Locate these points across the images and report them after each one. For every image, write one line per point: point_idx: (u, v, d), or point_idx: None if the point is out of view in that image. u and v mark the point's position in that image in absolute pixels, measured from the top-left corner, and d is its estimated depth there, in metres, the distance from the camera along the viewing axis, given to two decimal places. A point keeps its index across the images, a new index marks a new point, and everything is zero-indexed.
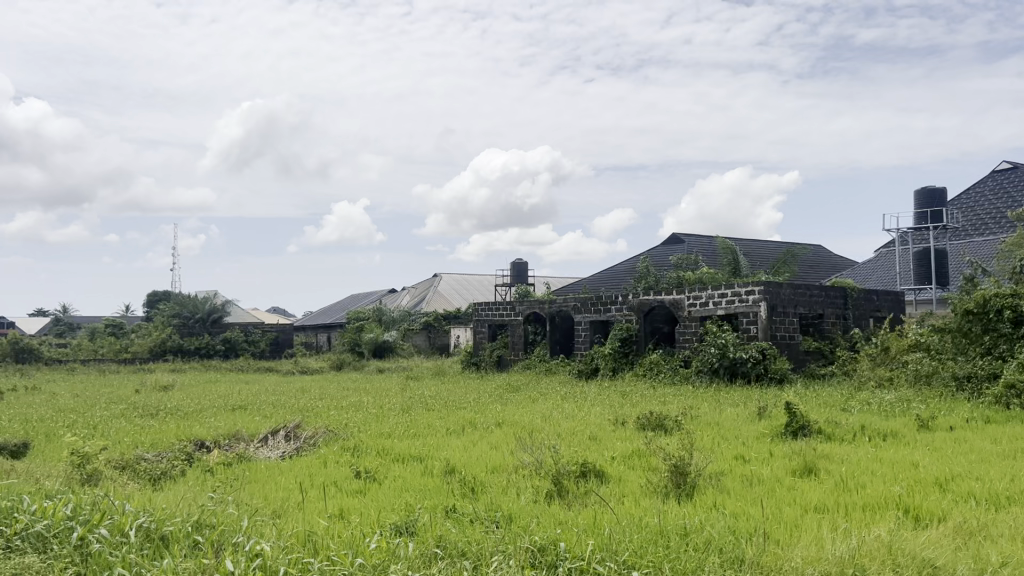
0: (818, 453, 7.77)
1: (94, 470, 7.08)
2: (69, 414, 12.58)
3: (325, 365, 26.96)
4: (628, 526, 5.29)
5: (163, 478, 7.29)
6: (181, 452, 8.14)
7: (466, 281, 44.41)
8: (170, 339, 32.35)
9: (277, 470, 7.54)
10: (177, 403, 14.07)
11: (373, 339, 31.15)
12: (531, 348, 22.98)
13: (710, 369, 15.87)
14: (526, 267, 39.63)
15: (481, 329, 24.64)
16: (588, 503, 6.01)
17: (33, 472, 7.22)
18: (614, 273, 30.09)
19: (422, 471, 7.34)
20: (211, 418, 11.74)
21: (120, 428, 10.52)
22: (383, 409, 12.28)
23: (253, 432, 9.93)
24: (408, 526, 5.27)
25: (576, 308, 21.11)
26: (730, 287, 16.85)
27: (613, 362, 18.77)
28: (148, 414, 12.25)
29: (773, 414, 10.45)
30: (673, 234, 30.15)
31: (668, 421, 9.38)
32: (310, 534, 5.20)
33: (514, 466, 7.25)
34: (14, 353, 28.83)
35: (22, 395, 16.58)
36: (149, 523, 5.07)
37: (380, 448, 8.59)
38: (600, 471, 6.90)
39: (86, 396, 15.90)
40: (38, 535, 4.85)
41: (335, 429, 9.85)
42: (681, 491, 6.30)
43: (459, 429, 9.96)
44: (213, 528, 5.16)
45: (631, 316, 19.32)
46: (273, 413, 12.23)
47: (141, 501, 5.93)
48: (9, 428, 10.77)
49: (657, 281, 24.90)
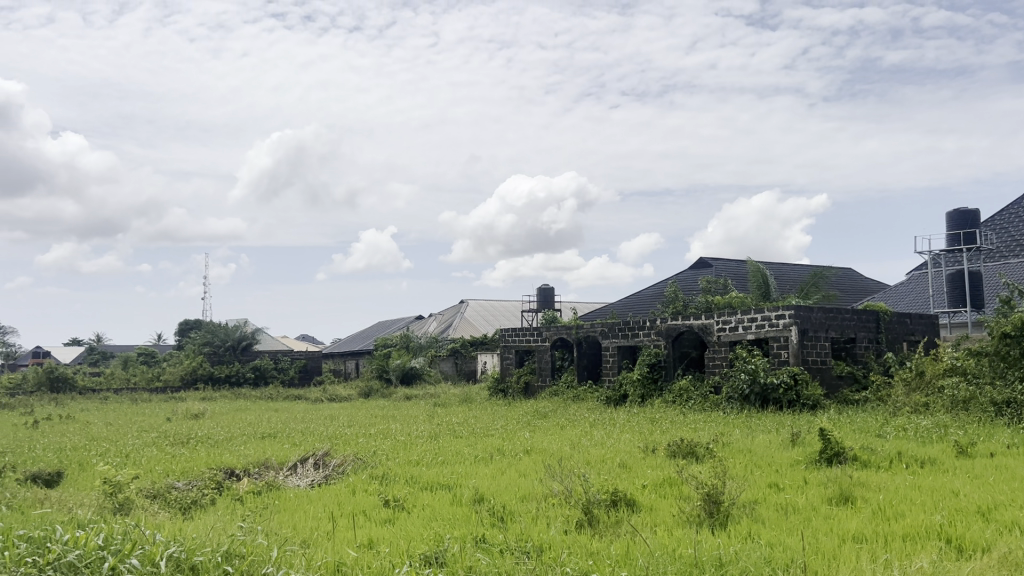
0: (854, 480, 7.60)
1: (126, 498, 7.14)
2: (102, 442, 12.69)
3: (353, 393, 27.04)
4: (661, 556, 5.19)
5: (193, 507, 7.31)
6: (211, 480, 8.18)
7: (494, 307, 44.51)
8: (201, 367, 32.63)
9: (306, 499, 7.53)
10: (208, 431, 14.11)
11: (400, 365, 31.33)
12: (558, 374, 22.85)
13: (741, 395, 15.66)
14: (553, 293, 39.60)
15: (508, 356, 24.57)
16: (620, 533, 5.93)
17: (65, 501, 7.28)
18: (642, 298, 29.89)
19: (450, 499, 7.30)
20: (240, 446, 11.76)
21: (151, 457, 10.59)
22: (411, 437, 12.26)
23: (282, 460, 9.94)
24: (438, 556, 5.22)
25: (604, 333, 21.02)
26: (760, 311, 16.66)
27: (641, 388, 18.62)
28: (179, 443, 12.34)
29: (806, 440, 10.28)
30: (701, 258, 29.98)
31: (699, 448, 9.26)
32: (339, 566, 5.15)
33: (544, 495, 7.19)
34: (49, 382, 29.26)
35: (57, 424, 16.75)
36: (180, 553, 5.06)
37: (408, 476, 8.56)
38: (630, 499, 6.80)
39: (119, 425, 16.07)
40: (69, 566, 4.87)
41: (363, 457, 9.83)
42: (715, 520, 6.19)
43: (487, 456, 9.90)
44: (242, 558, 5.14)
45: (660, 342, 19.18)
46: (301, 441, 12.23)
47: (172, 531, 5.95)
48: (44, 457, 10.90)
49: (686, 306, 24.74)
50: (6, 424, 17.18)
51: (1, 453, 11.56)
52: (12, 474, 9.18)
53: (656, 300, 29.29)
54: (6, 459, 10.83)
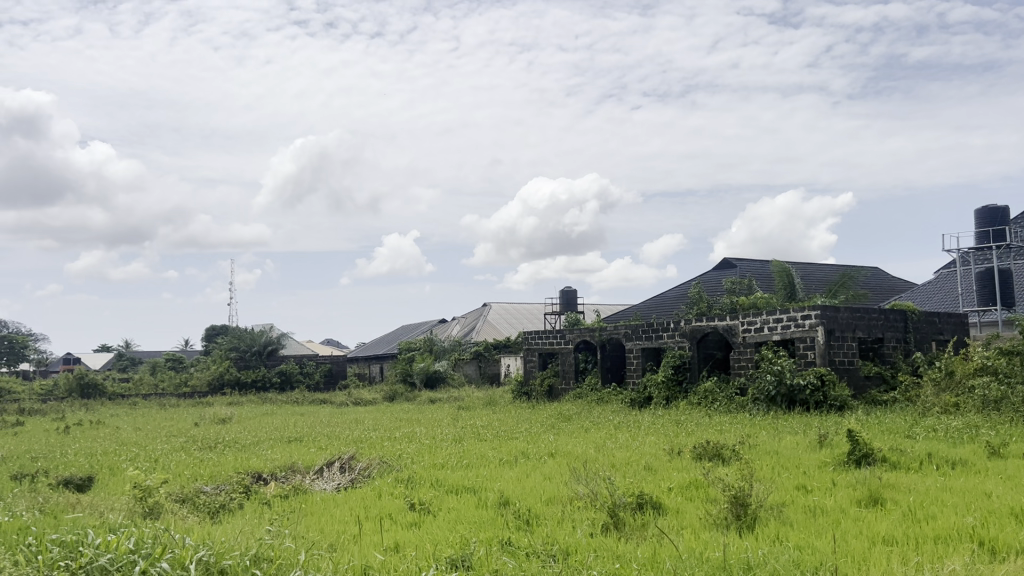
0: (884, 482, 7.50)
1: (155, 502, 7.23)
2: (131, 447, 12.83)
3: (378, 396, 27.14)
4: (689, 559, 5.16)
5: (221, 511, 7.38)
6: (239, 484, 8.26)
7: (516, 310, 44.55)
8: (228, 372, 32.95)
9: (332, 502, 7.57)
10: (235, 436, 14.22)
11: (424, 368, 31.44)
12: (582, 377, 22.80)
13: (767, 396, 15.53)
14: (575, 295, 39.52)
15: (532, 358, 24.56)
16: (646, 536, 5.90)
17: (96, 506, 7.38)
18: (665, 300, 29.74)
19: (476, 502, 7.30)
20: (267, 450, 11.86)
21: (180, 462, 10.70)
22: (436, 439, 12.29)
23: (308, 464, 10.01)
24: (464, 559, 5.22)
25: (628, 335, 20.95)
26: (786, 312, 16.51)
27: (666, 390, 18.52)
28: (207, 448, 12.45)
29: (834, 442, 10.18)
30: (725, 259, 29.78)
31: (726, 450, 9.20)
32: (366, 569, 5.17)
33: (569, 498, 7.17)
34: (79, 388, 29.65)
35: (88, 429, 16.97)
36: (209, 556, 5.10)
37: (433, 479, 8.59)
38: (656, 502, 6.77)
39: (147, 430, 16.24)
40: (101, 569, 4.94)
41: (389, 461, 9.87)
42: (742, 523, 6.14)
43: (511, 459, 9.90)
44: (271, 562, 5.18)
45: (684, 343, 19.08)
46: (327, 445, 12.29)
47: (201, 535, 6.00)
48: (75, 462, 11.04)
49: (711, 307, 24.59)
50: (38, 430, 17.45)
51: (34, 458, 11.73)
52: (44, 479, 9.31)
53: (680, 301, 29.13)
54: (39, 464, 10.99)
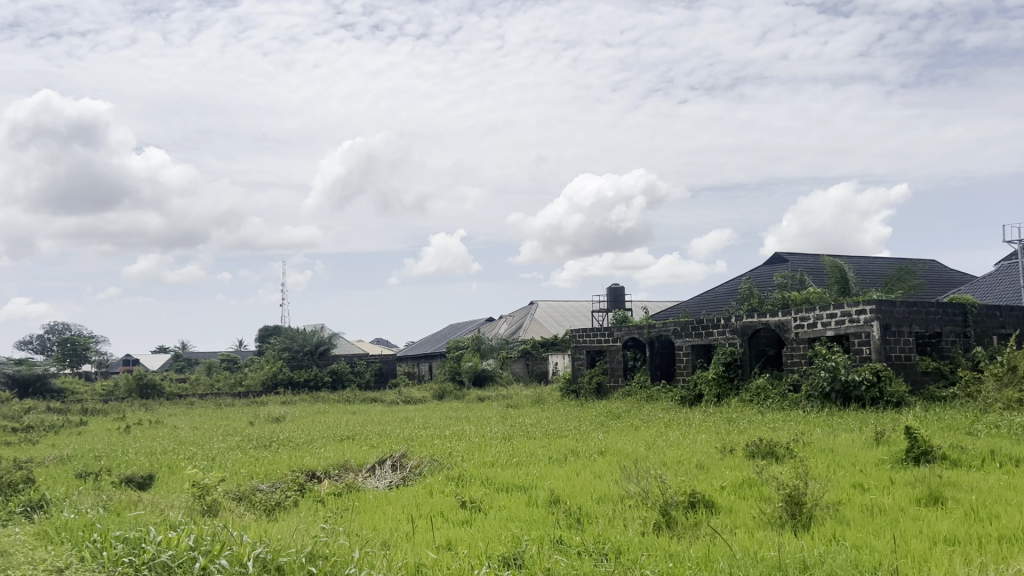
0: (945, 480, 7.30)
1: (213, 500, 7.38)
2: (189, 446, 13.14)
3: (428, 395, 27.34)
4: (743, 559, 5.09)
5: (277, 508, 7.51)
6: (294, 482, 8.38)
7: (564, 307, 44.49)
8: (281, 372, 33.54)
9: (385, 499, 7.66)
10: (289, 434, 14.47)
11: (472, 367, 31.62)
12: (631, 374, 22.65)
13: (821, 393, 15.25)
14: (623, 292, 39.27)
15: (579, 356, 24.48)
16: (699, 535, 5.84)
17: (158, 504, 7.59)
18: (715, 296, 29.36)
19: (526, 501, 7.30)
20: (320, 448, 12.06)
21: (236, 460, 10.93)
22: (485, 438, 12.34)
23: (361, 462, 10.14)
24: (516, 558, 5.22)
25: (677, 332, 20.77)
26: (840, 307, 16.18)
27: (717, 387, 18.29)
28: (262, 446, 12.67)
29: (892, 439, 9.93)
30: (776, 253, 29.32)
31: (780, 448, 9.07)
32: (419, 567, 5.21)
33: (620, 496, 7.13)
34: (139, 389, 30.46)
35: (148, 429, 17.44)
36: (265, 554, 5.19)
37: (483, 477, 8.64)
38: (709, 501, 6.68)
39: (204, 429, 16.57)
40: (163, 566, 5.10)
41: (439, 458, 9.96)
42: (797, 522, 6.03)
43: (561, 457, 9.90)
44: (326, 559, 5.25)
45: (735, 340, 18.83)
46: (379, 443, 12.44)
47: (258, 532, 6.13)
48: (136, 461, 11.35)
49: (762, 302, 24.23)
50: (100, 429, 17.98)
51: (97, 457, 12.08)
52: (108, 477, 9.59)
53: (730, 297, 28.72)
54: (102, 462, 11.33)
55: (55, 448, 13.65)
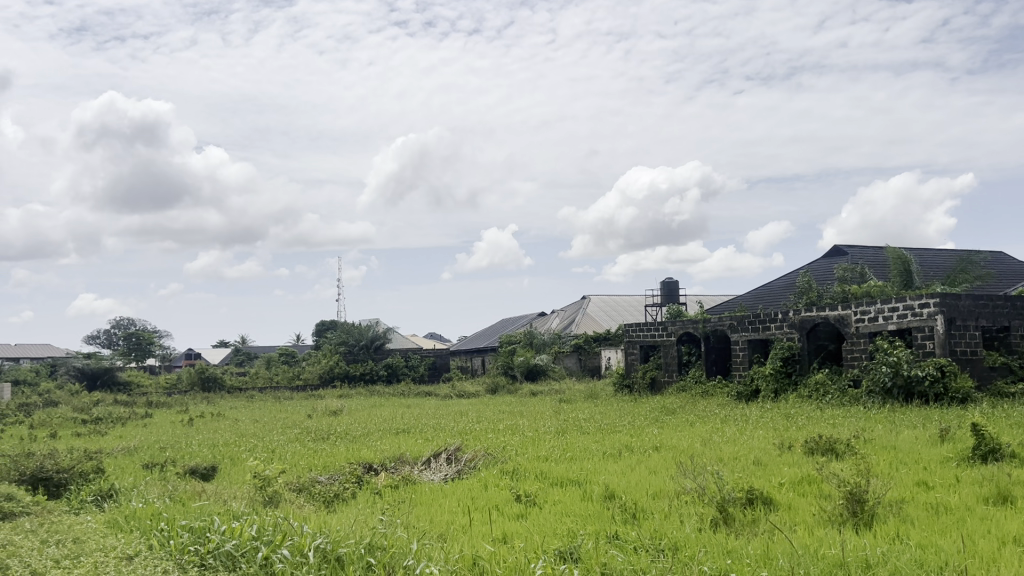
0: (1013, 479, 7.06)
1: (275, 491, 7.56)
2: (250, 439, 13.44)
3: (481, 389, 27.48)
4: (803, 557, 5.01)
5: (336, 500, 7.64)
6: (352, 474, 8.52)
7: (616, 302, 44.29)
8: (337, 366, 34.06)
9: (440, 492, 7.73)
10: (347, 428, 14.68)
11: (525, 362, 31.67)
12: (686, 370, 22.41)
13: (882, 388, 14.92)
14: (677, 286, 38.91)
15: (633, 351, 24.33)
16: (758, 532, 5.75)
17: (221, 494, 7.78)
18: (772, 290, 28.83)
19: (581, 496, 7.29)
20: (376, 442, 12.21)
21: (295, 453, 11.13)
22: (539, 432, 12.35)
23: (417, 455, 10.25)
24: (572, 552, 5.22)
25: (733, 327, 20.49)
26: (902, 301, 15.77)
27: (774, 383, 18.01)
28: (320, 439, 12.89)
29: (958, 436, 9.65)
30: (836, 246, 28.69)
31: (840, 445, 8.88)
32: (477, 559, 5.23)
33: (676, 492, 7.08)
34: (201, 382, 31.27)
35: (210, 421, 17.88)
36: (326, 544, 5.29)
37: (538, 471, 8.65)
38: (767, 498, 6.58)
39: (265, 421, 16.91)
40: (228, 554, 5.24)
41: (494, 453, 10.00)
42: (859, 520, 5.90)
43: (615, 452, 9.85)
44: (384, 551, 5.31)
45: (793, 334, 18.52)
46: (434, 437, 12.53)
47: (318, 523, 6.24)
48: (200, 452, 11.65)
49: (821, 296, 23.76)
50: (165, 421, 18.52)
51: (163, 448, 12.44)
52: (174, 468, 9.87)
53: (788, 291, 28.19)
54: (167, 454, 11.67)
55: (123, 440, 14.12)
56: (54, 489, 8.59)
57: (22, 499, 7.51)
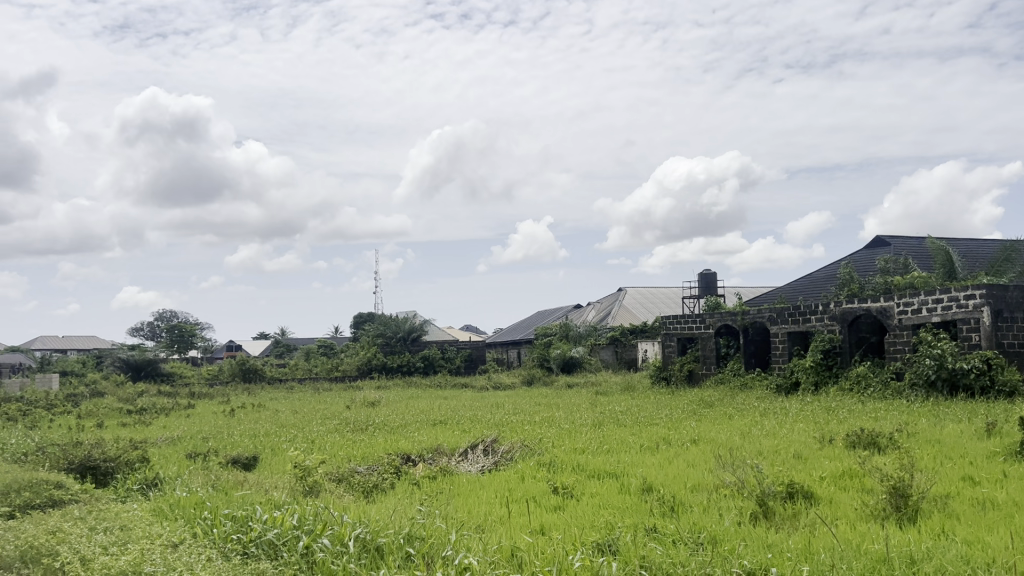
0: None
1: (315, 481, 7.66)
2: (289, 429, 13.61)
3: (517, 381, 27.56)
4: (846, 551, 4.94)
5: (375, 490, 7.73)
6: (390, 465, 8.59)
7: (653, 293, 44.04)
8: (375, 358, 34.37)
9: (478, 483, 7.77)
10: (384, 419, 14.82)
11: (560, 354, 31.63)
12: (724, 362, 22.23)
13: (926, 381, 14.67)
14: (715, 277, 38.54)
15: (670, 343, 24.21)
16: (798, 526, 5.69)
17: (263, 484, 7.91)
18: (812, 281, 28.46)
19: (619, 488, 7.27)
20: (414, 433, 12.31)
21: (334, 443, 11.27)
22: (575, 424, 12.35)
23: (454, 446, 10.31)
24: (611, 545, 5.22)
25: (773, 319, 20.27)
26: (946, 292, 15.45)
27: (814, 375, 17.73)
28: (358, 430, 13.04)
29: (1005, 430, 9.43)
30: (877, 237, 28.20)
31: (883, 438, 8.74)
32: (514, 550, 5.25)
33: (715, 485, 7.03)
34: (242, 373, 31.78)
35: (251, 412, 18.16)
36: (365, 534, 5.36)
37: (575, 463, 8.64)
38: (808, 492, 6.50)
39: (304, 412, 17.17)
40: (269, 543, 5.33)
41: (530, 444, 10.02)
42: (903, 515, 5.80)
43: (653, 445, 9.80)
44: (423, 541, 5.36)
45: (834, 326, 18.25)
46: (471, 428, 12.59)
47: (358, 512, 6.31)
48: (241, 443, 11.85)
49: (863, 288, 23.41)
50: (207, 412, 18.87)
51: (205, 439, 12.67)
52: (217, 458, 10.04)
53: (829, 283, 27.76)
54: (210, 444, 11.88)
55: (167, 430, 14.38)
56: (101, 478, 8.78)
57: (70, 487, 7.72)
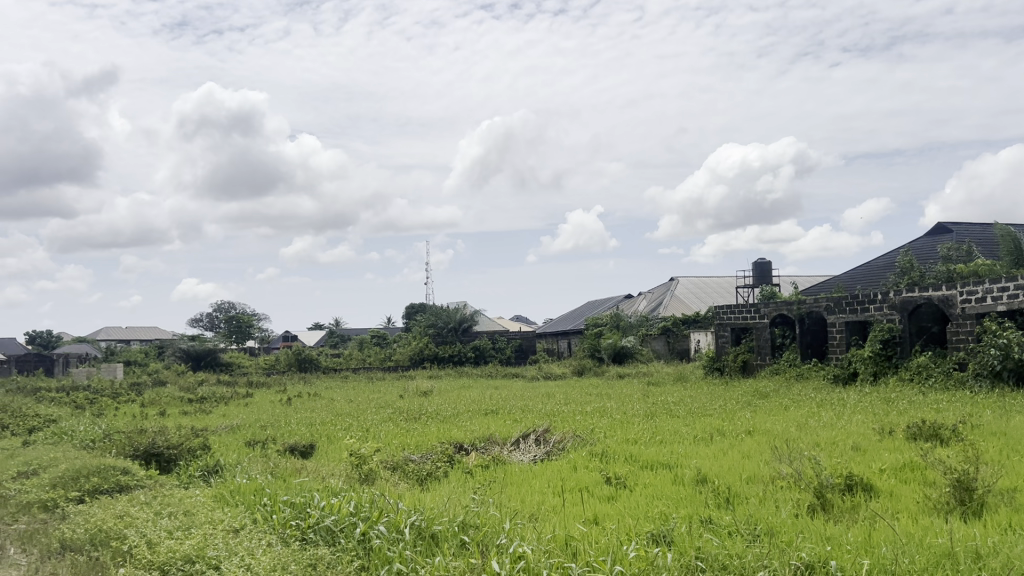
0: None
1: (370, 469, 7.78)
2: (344, 418, 13.82)
3: (568, 371, 27.53)
4: (908, 545, 4.84)
5: (429, 477, 7.81)
6: (443, 453, 8.67)
7: (706, 283, 43.53)
8: (427, 348, 34.65)
9: (530, 473, 7.80)
10: (437, 408, 14.94)
11: (612, 344, 31.50)
12: (780, 353, 21.88)
13: (991, 371, 14.25)
14: (770, 266, 37.90)
15: (724, 334, 23.92)
16: (857, 519, 5.60)
17: (319, 471, 8.06)
18: (871, 269, 27.81)
19: (672, 479, 7.23)
20: (466, 422, 12.40)
21: (388, 431, 11.42)
22: (627, 415, 12.28)
23: (506, 436, 10.35)
24: (665, 535, 5.19)
25: (829, 308, 19.88)
26: (1013, 281, 14.93)
27: (873, 366, 17.39)
28: (412, 419, 13.18)
29: None
30: (939, 224, 27.40)
31: (946, 431, 8.51)
32: (569, 539, 5.27)
33: (770, 477, 6.94)
34: (298, 362, 32.38)
35: (307, 401, 18.48)
36: (421, 521, 5.41)
37: (628, 454, 8.59)
38: (867, 484, 6.38)
39: (359, 401, 17.46)
40: (327, 529, 5.44)
41: (582, 434, 9.99)
42: (967, 509, 5.65)
43: (706, 436, 9.70)
44: (478, 529, 5.39)
45: (894, 316, 17.84)
46: (522, 418, 12.61)
47: (413, 500, 6.39)
48: (298, 431, 12.07)
49: (923, 276, 22.79)
50: (266, 401, 19.32)
51: (264, 427, 12.95)
52: (275, 446, 10.25)
53: (887, 271, 27.11)
54: (268, 432, 12.16)
55: (227, 418, 14.74)
56: (165, 464, 9.05)
57: (137, 473, 7.96)
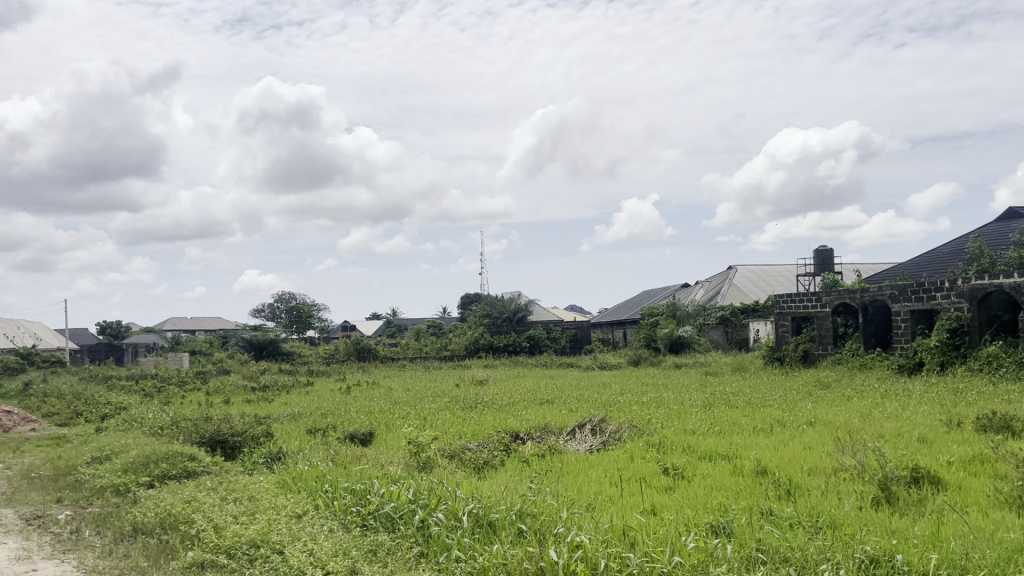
0: None
1: (428, 457, 7.87)
2: (402, 407, 14.00)
3: (623, 361, 27.35)
4: (978, 540, 4.70)
5: (486, 466, 7.87)
6: (500, 442, 8.71)
7: (765, 271, 42.78)
8: (482, 338, 34.83)
9: (587, 463, 7.78)
10: (493, 397, 15.00)
11: (668, 334, 31.17)
12: (842, 342, 21.37)
13: None
14: (832, 254, 37.04)
15: (784, 323, 23.45)
16: (925, 512, 5.46)
17: (379, 458, 8.18)
18: (937, 256, 26.98)
19: (732, 470, 7.14)
20: (523, 411, 12.43)
21: (445, 420, 11.51)
22: (684, 405, 12.15)
23: (562, 425, 10.34)
24: (725, 527, 5.14)
25: (894, 297, 19.37)
26: None
27: (940, 355, 16.87)
28: (468, 408, 13.27)
29: None
30: (1010, 208, 26.43)
31: (1018, 423, 8.23)
32: (627, 529, 5.26)
33: (833, 469, 6.79)
34: (356, 352, 32.87)
35: (365, 390, 18.76)
36: (478, 509, 5.46)
37: (685, 444, 8.51)
38: (935, 477, 6.20)
39: (416, 390, 17.66)
40: (387, 516, 5.53)
41: (639, 424, 9.92)
42: None
43: (767, 427, 9.55)
44: (535, 517, 5.41)
45: (962, 304, 17.29)
46: (578, 408, 12.59)
47: (470, 488, 6.45)
48: (358, 419, 12.27)
49: (994, 263, 22.04)
50: (325, 389, 19.68)
51: (324, 415, 13.21)
52: (335, 433, 10.44)
53: (955, 258, 26.28)
54: (328, 419, 12.38)
55: (288, 407, 15.04)
56: (229, 451, 9.29)
57: (202, 459, 8.18)
